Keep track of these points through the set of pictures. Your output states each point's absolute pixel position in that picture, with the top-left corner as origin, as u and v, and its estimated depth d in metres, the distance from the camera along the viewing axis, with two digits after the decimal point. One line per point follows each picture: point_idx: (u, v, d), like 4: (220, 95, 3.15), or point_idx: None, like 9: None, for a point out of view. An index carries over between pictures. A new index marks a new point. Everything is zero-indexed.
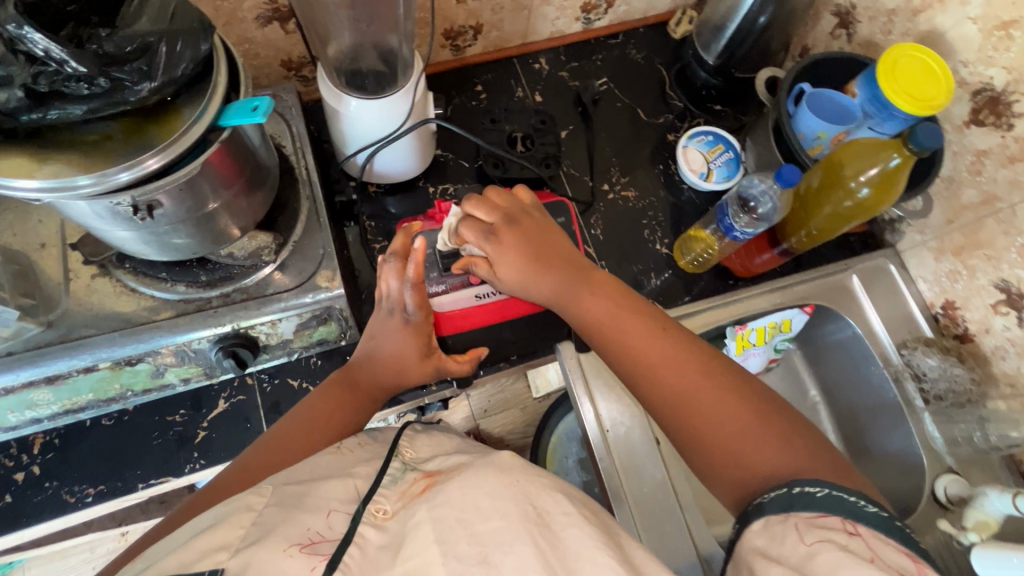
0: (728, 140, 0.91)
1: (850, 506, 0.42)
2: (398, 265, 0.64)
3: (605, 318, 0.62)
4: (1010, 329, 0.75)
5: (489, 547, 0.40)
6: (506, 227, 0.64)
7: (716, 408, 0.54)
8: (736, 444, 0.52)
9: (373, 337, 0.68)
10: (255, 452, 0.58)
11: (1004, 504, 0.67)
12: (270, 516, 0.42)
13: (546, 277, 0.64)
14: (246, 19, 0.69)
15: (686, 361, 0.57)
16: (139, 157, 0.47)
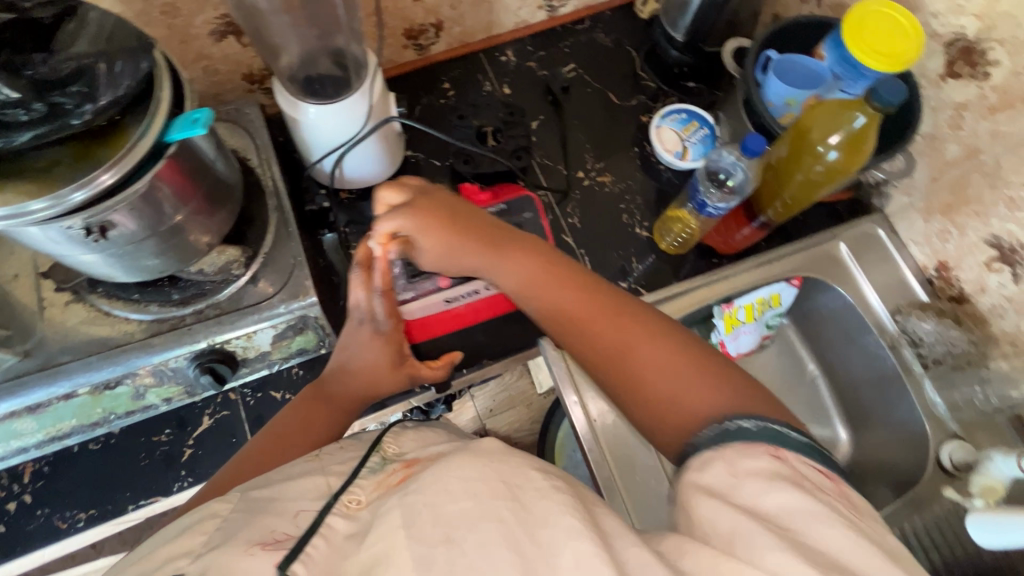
0: (703, 116, 0.90)
1: (776, 435, 0.44)
2: (362, 276, 0.61)
3: (538, 277, 0.60)
4: (1006, 286, 0.72)
5: (455, 525, 0.36)
6: (421, 198, 0.62)
7: (652, 360, 0.53)
8: (675, 393, 0.50)
9: (346, 347, 0.65)
10: (227, 472, 0.58)
11: (1011, 467, 0.64)
12: (235, 521, 0.41)
13: (456, 238, 0.62)
14: (199, 35, 0.69)
15: (616, 319, 0.56)
16: (92, 174, 0.46)
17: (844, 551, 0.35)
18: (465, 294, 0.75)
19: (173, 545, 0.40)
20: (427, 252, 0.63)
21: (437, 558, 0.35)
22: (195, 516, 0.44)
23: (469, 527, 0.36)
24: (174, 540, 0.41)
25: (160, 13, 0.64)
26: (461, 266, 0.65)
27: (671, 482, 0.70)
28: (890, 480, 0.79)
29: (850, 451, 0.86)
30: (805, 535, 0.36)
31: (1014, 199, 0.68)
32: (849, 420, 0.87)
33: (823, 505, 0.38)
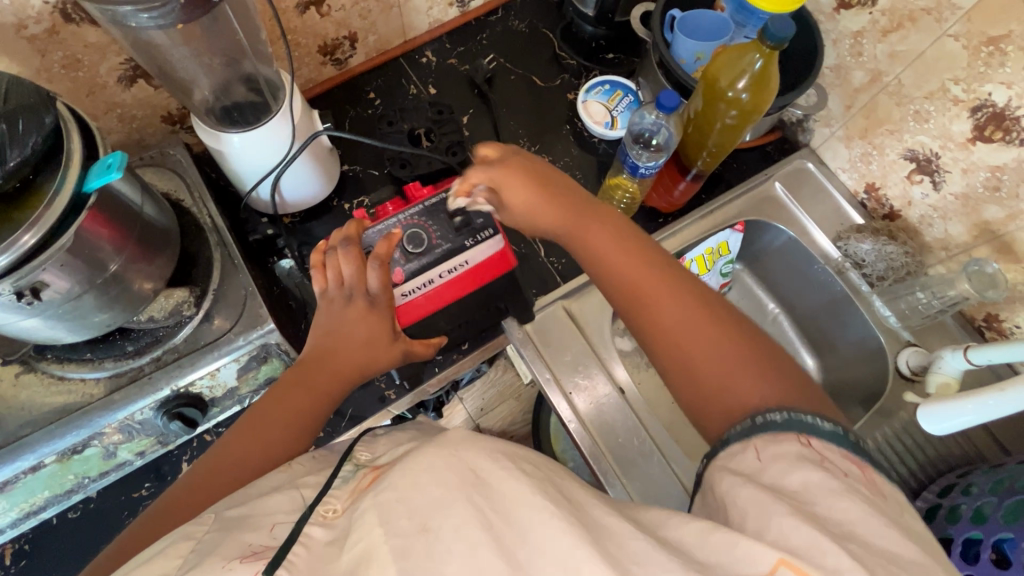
0: (626, 85, 0.92)
1: (805, 429, 0.44)
2: (352, 250, 0.65)
3: (608, 252, 0.62)
4: (929, 196, 0.76)
5: (427, 513, 0.37)
6: (518, 163, 0.67)
7: (710, 336, 0.55)
8: (719, 372, 0.53)
9: (333, 327, 0.66)
10: (196, 473, 0.56)
11: (959, 361, 0.68)
12: (212, 540, 0.41)
13: (547, 216, 0.66)
14: (108, 84, 0.68)
15: (668, 283, 0.58)
16: (14, 236, 0.46)
17: (854, 520, 0.37)
18: (415, 287, 0.68)
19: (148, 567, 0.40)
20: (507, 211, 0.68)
21: (415, 549, 0.35)
22: (170, 538, 0.44)
23: (440, 515, 0.37)
24: (151, 562, 0.41)
25: (61, 67, 0.63)
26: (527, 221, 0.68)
27: (654, 440, 0.73)
28: (859, 397, 0.82)
29: (820, 378, 0.89)
30: (820, 508, 0.38)
31: (920, 112, 0.72)
32: (813, 349, 0.91)
33: (818, 467, 0.40)
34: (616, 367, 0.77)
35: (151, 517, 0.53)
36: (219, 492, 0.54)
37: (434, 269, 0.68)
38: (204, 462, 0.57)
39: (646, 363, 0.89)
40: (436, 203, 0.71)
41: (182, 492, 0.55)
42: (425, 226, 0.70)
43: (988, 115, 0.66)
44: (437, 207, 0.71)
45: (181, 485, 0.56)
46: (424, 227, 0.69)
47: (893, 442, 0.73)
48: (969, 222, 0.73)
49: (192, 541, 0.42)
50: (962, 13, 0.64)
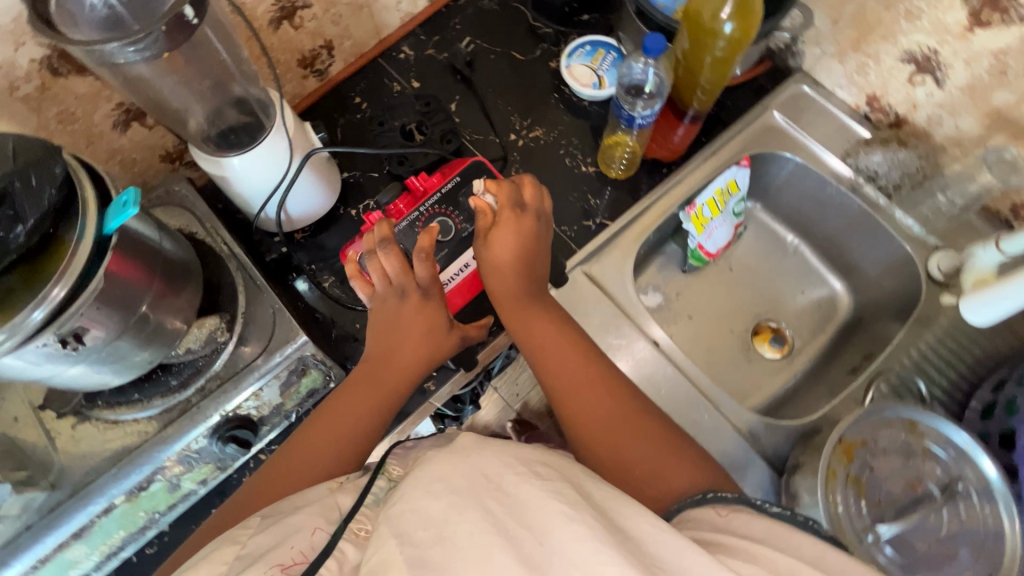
0: (606, 43, 0.91)
1: (754, 503, 0.48)
2: (394, 252, 0.67)
3: (547, 341, 0.69)
4: (933, 95, 0.74)
5: (443, 522, 0.37)
6: (531, 215, 0.71)
7: (627, 425, 0.62)
8: (641, 459, 0.59)
9: (394, 326, 0.67)
10: (277, 462, 0.61)
11: (993, 255, 0.67)
12: (256, 546, 0.43)
13: (507, 290, 0.70)
14: (105, 131, 0.69)
15: (592, 368, 0.67)
16: (43, 291, 0.47)
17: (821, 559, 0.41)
18: (457, 271, 0.74)
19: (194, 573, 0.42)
20: (489, 248, 0.70)
21: (434, 558, 0.36)
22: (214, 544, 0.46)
23: (455, 523, 0.37)
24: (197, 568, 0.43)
25: (58, 122, 0.64)
26: (490, 279, 0.71)
27: (696, 386, 0.74)
28: (894, 310, 0.81)
29: (851, 299, 0.88)
30: (790, 544, 0.42)
31: (911, 11, 0.70)
32: (839, 272, 0.90)
33: (770, 519, 0.45)
34: (654, 330, 0.77)
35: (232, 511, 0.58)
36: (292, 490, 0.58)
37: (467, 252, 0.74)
38: (283, 454, 0.61)
39: (675, 316, 0.89)
40: (452, 190, 0.76)
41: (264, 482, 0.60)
42: (448, 214, 0.75)
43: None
44: (454, 193, 0.76)
45: (255, 482, 0.60)
46: (448, 215, 0.75)
47: (939, 348, 0.72)
48: (979, 112, 0.71)
49: (237, 546, 0.44)
50: None
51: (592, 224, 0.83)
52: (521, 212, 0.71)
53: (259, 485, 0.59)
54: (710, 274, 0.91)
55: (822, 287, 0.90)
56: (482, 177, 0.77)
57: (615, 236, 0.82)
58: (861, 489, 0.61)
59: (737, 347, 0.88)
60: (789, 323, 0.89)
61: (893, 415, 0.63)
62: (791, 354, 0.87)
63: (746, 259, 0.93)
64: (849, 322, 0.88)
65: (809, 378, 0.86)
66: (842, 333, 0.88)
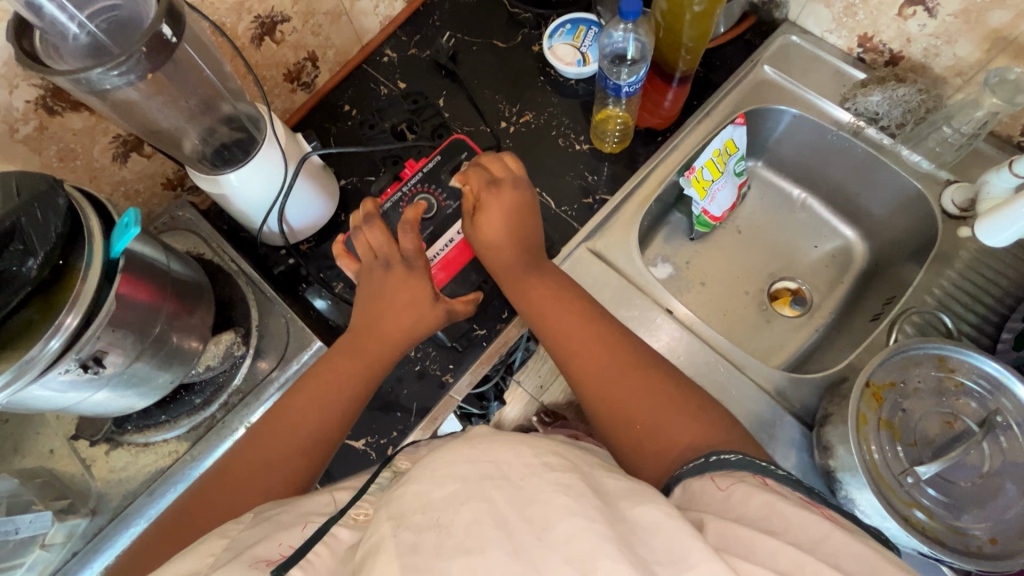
0: (587, 19, 0.91)
1: (761, 468, 0.47)
2: (378, 226, 0.70)
3: (550, 305, 0.69)
4: (926, 26, 0.72)
5: (441, 508, 0.36)
6: (507, 189, 0.72)
7: (633, 380, 0.62)
8: (653, 421, 0.59)
9: (378, 296, 0.67)
10: (259, 430, 0.61)
11: (1006, 179, 0.65)
12: (245, 538, 0.43)
13: (504, 261, 0.71)
14: (105, 164, 0.71)
15: (599, 326, 0.66)
16: (57, 320, 0.48)
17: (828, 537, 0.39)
18: (442, 246, 0.73)
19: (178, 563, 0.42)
20: (477, 229, 0.71)
21: (426, 543, 0.34)
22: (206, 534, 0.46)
23: (453, 509, 0.36)
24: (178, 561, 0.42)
25: (59, 159, 0.66)
26: (487, 255, 0.72)
27: (716, 350, 0.73)
28: (910, 252, 0.79)
29: (866, 247, 0.86)
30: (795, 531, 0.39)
31: None
32: (850, 221, 0.88)
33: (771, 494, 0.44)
34: (675, 305, 0.76)
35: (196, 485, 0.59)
36: (259, 463, 0.58)
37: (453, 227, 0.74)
38: (266, 423, 0.61)
39: (688, 284, 0.88)
40: (433, 168, 0.77)
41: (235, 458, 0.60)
42: (431, 192, 0.76)
43: None
44: (436, 171, 0.77)
45: (229, 458, 0.60)
46: (430, 193, 0.76)
47: (962, 283, 0.70)
48: (977, 37, 0.69)
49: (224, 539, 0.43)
50: None
51: (591, 201, 0.83)
52: (495, 189, 0.72)
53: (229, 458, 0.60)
54: (718, 238, 0.90)
55: (835, 238, 0.89)
56: (465, 155, 0.79)
57: (617, 210, 0.81)
58: (894, 433, 0.59)
59: (754, 309, 0.86)
60: (803, 278, 0.88)
61: (920, 352, 0.61)
62: (810, 309, 0.86)
63: (753, 219, 0.91)
64: (867, 270, 0.86)
65: (831, 331, 0.84)
66: (860, 282, 0.86)
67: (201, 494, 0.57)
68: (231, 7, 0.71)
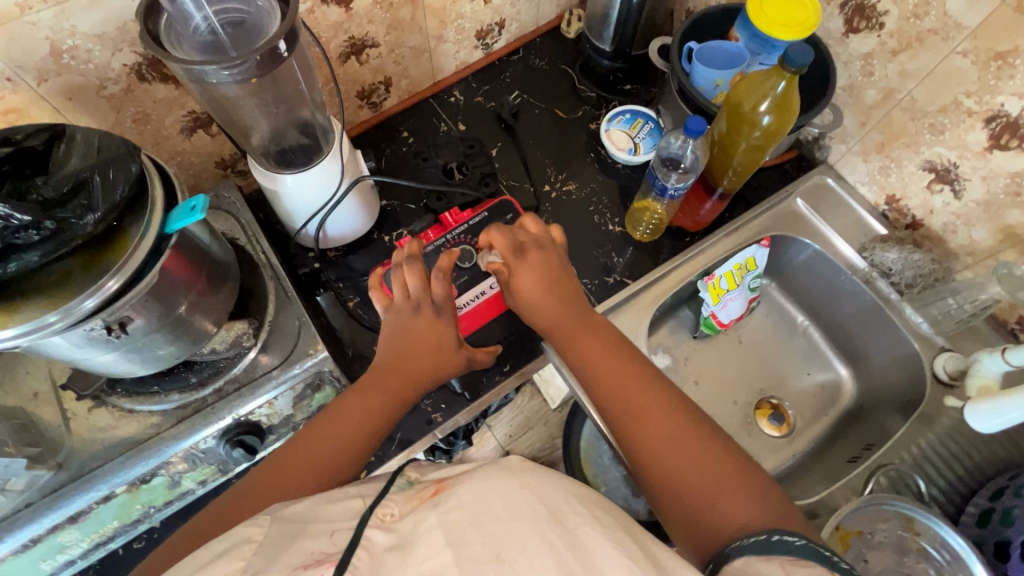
0: (645, 113, 0.97)
1: (828, 559, 0.42)
2: (418, 268, 0.69)
3: (598, 360, 0.67)
4: (950, 204, 0.79)
5: (502, 543, 0.35)
6: (533, 252, 0.72)
7: (688, 451, 0.56)
8: (702, 487, 0.54)
9: (403, 336, 0.68)
10: (278, 457, 0.58)
11: (998, 363, 0.69)
12: (276, 541, 0.40)
13: (552, 314, 0.70)
14: (172, 134, 0.73)
15: (648, 387, 0.63)
16: (99, 281, 0.49)
17: None
18: (472, 298, 0.78)
19: (211, 569, 0.38)
20: (515, 287, 0.72)
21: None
22: (228, 539, 0.41)
23: (516, 546, 0.35)
24: (211, 565, 0.38)
25: (133, 121, 0.68)
26: (533, 313, 0.72)
27: None
28: (897, 405, 0.83)
29: (855, 388, 0.90)
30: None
31: (935, 124, 0.75)
32: (845, 359, 0.92)
33: None
34: None
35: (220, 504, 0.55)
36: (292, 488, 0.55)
37: (485, 281, 0.79)
38: (285, 451, 0.59)
39: (682, 380, 0.90)
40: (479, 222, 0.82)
41: (261, 477, 0.56)
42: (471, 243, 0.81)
43: (1002, 124, 0.69)
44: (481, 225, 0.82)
45: (253, 476, 0.57)
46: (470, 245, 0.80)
47: (940, 447, 0.74)
48: (992, 226, 0.75)
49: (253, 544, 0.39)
50: (968, 31, 0.67)
51: (613, 280, 0.87)
52: (523, 250, 0.72)
53: (256, 477, 0.56)
54: (719, 343, 0.93)
55: (828, 372, 0.92)
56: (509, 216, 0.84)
57: (634, 296, 0.84)
58: None
59: (739, 420, 0.89)
60: (791, 403, 0.91)
61: (891, 509, 0.64)
62: (792, 434, 0.88)
63: (756, 333, 0.95)
64: (851, 410, 0.89)
65: (807, 460, 0.87)
66: (843, 419, 0.89)
67: (210, 515, 0.54)
68: (330, 25, 0.76)
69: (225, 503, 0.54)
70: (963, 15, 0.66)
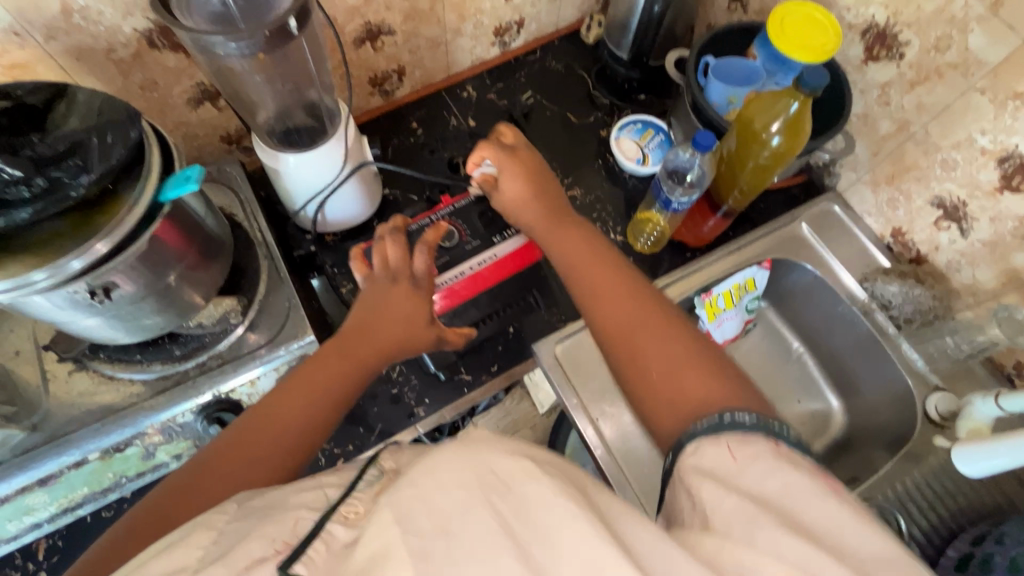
0: (657, 124, 0.96)
1: (773, 431, 0.44)
2: (399, 239, 0.70)
3: (582, 262, 0.68)
4: (956, 242, 0.78)
5: (449, 515, 0.34)
6: (523, 155, 0.76)
7: (662, 345, 0.57)
8: (671, 372, 0.54)
9: (375, 305, 0.67)
10: (248, 420, 0.57)
11: (990, 408, 0.68)
12: (234, 532, 0.40)
13: (537, 218, 0.73)
14: (178, 105, 0.73)
15: (623, 281, 0.64)
16: (88, 243, 0.49)
17: (839, 526, 0.37)
18: (452, 275, 0.76)
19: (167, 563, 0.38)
20: (502, 198, 0.74)
21: (435, 552, 0.33)
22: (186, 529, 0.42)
23: (460, 515, 0.34)
24: (172, 556, 0.39)
25: (139, 87, 0.68)
26: (518, 214, 0.74)
27: None
28: (885, 440, 0.81)
29: (845, 419, 0.89)
30: (800, 515, 0.37)
31: (947, 160, 0.74)
32: (838, 390, 0.91)
33: None
34: None
35: (178, 477, 0.53)
36: (257, 462, 0.53)
37: (468, 261, 0.77)
38: (253, 415, 0.57)
39: None
40: (466, 206, 0.81)
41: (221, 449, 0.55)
42: (458, 226, 0.80)
43: (1015, 166, 0.68)
44: (467, 210, 0.81)
45: (213, 446, 0.55)
46: (456, 226, 0.80)
47: (924, 487, 0.72)
48: (997, 268, 0.74)
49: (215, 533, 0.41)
50: (988, 69, 0.66)
51: None
52: (515, 155, 0.75)
53: (215, 448, 0.55)
54: None
55: (818, 401, 0.91)
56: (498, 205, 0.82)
57: None
58: None
59: None
60: None
61: None
62: None
63: (750, 355, 0.94)
64: (839, 441, 0.88)
65: None
66: (829, 450, 0.88)
67: (177, 489, 0.51)
68: (347, 8, 0.76)
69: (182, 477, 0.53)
70: (985, 52, 0.66)
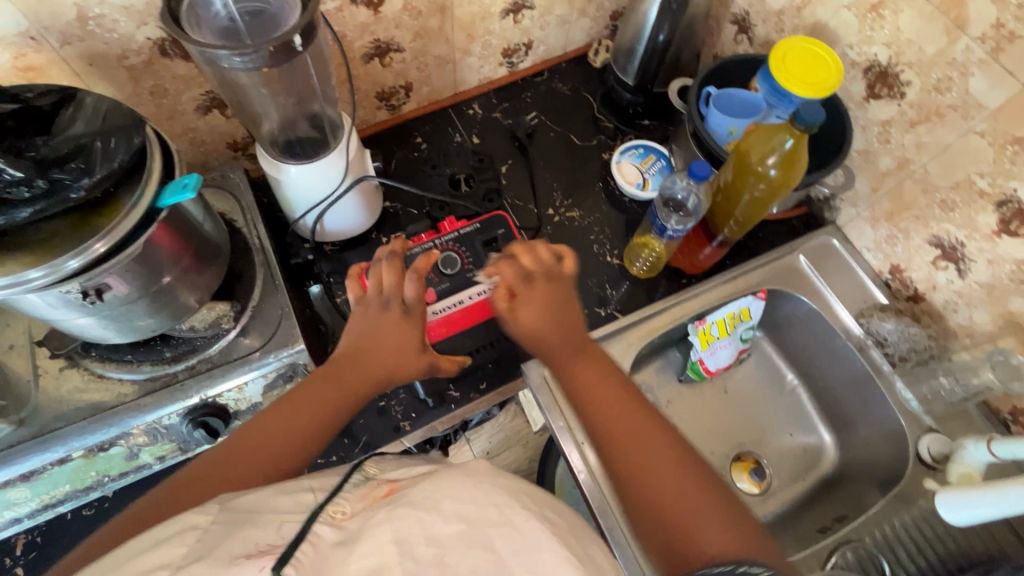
0: (659, 150, 0.97)
1: None
2: (394, 265, 0.68)
3: (593, 393, 0.63)
4: (954, 282, 0.77)
5: (445, 549, 0.35)
6: (543, 281, 0.67)
7: (682, 489, 0.55)
8: (692, 523, 0.54)
9: (366, 330, 0.67)
10: (229, 442, 0.57)
11: (982, 453, 0.67)
12: (218, 532, 0.38)
13: (559, 344, 0.66)
14: (186, 111, 0.75)
15: (641, 413, 0.61)
16: (87, 242, 0.50)
17: None
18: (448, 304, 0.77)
19: (148, 557, 0.37)
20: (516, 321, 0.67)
21: None
22: (174, 524, 0.40)
23: (459, 551, 0.35)
24: (153, 551, 0.37)
25: (150, 93, 0.70)
26: (534, 342, 0.68)
27: None
28: (877, 479, 0.80)
29: (836, 455, 0.88)
30: None
31: (946, 201, 0.74)
32: (831, 425, 0.89)
33: None
34: None
35: (155, 492, 0.53)
36: (238, 479, 0.54)
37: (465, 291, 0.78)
38: (235, 439, 0.58)
39: None
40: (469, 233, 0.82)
41: (205, 466, 0.55)
42: (458, 252, 0.81)
43: (1013, 210, 0.68)
44: (470, 237, 0.82)
45: (197, 461, 0.56)
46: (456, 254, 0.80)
47: (913, 530, 0.71)
48: (993, 311, 0.73)
49: (197, 531, 0.39)
50: (988, 112, 0.66)
51: (603, 312, 0.86)
52: (531, 277, 0.68)
53: (198, 465, 0.55)
54: (703, 389, 0.92)
55: (811, 435, 0.90)
56: (501, 232, 0.83)
57: (622, 329, 0.82)
58: None
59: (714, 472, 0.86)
60: (769, 462, 0.88)
61: None
62: (766, 493, 0.86)
63: (742, 385, 0.93)
64: (831, 478, 0.87)
65: (777, 523, 0.84)
66: (820, 487, 0.87)
67: (162, 499, 0.52)
68: (357, 25, 0.77)
69: (160, 494, 0.53)
70: (985, 96, 0.66)
